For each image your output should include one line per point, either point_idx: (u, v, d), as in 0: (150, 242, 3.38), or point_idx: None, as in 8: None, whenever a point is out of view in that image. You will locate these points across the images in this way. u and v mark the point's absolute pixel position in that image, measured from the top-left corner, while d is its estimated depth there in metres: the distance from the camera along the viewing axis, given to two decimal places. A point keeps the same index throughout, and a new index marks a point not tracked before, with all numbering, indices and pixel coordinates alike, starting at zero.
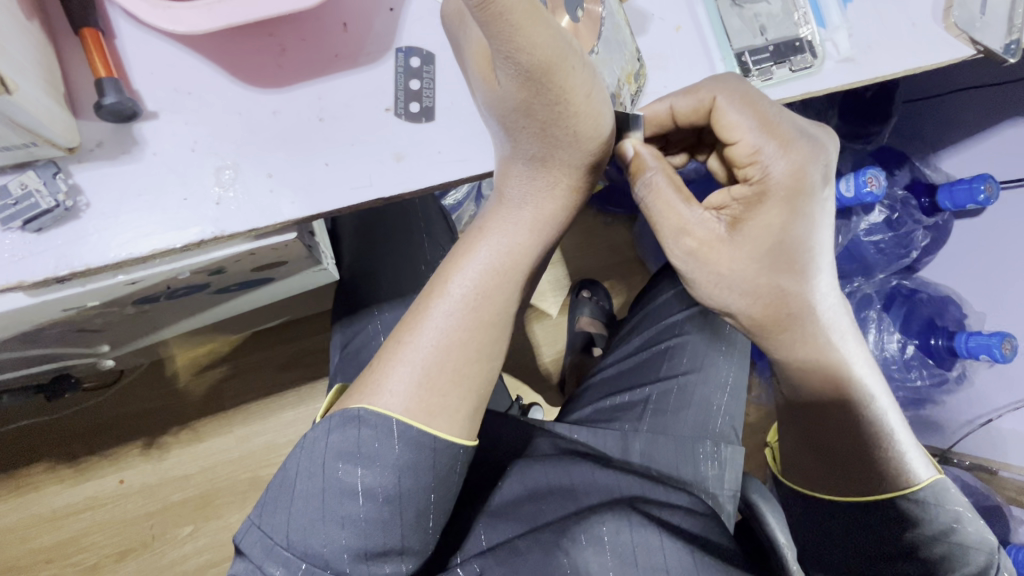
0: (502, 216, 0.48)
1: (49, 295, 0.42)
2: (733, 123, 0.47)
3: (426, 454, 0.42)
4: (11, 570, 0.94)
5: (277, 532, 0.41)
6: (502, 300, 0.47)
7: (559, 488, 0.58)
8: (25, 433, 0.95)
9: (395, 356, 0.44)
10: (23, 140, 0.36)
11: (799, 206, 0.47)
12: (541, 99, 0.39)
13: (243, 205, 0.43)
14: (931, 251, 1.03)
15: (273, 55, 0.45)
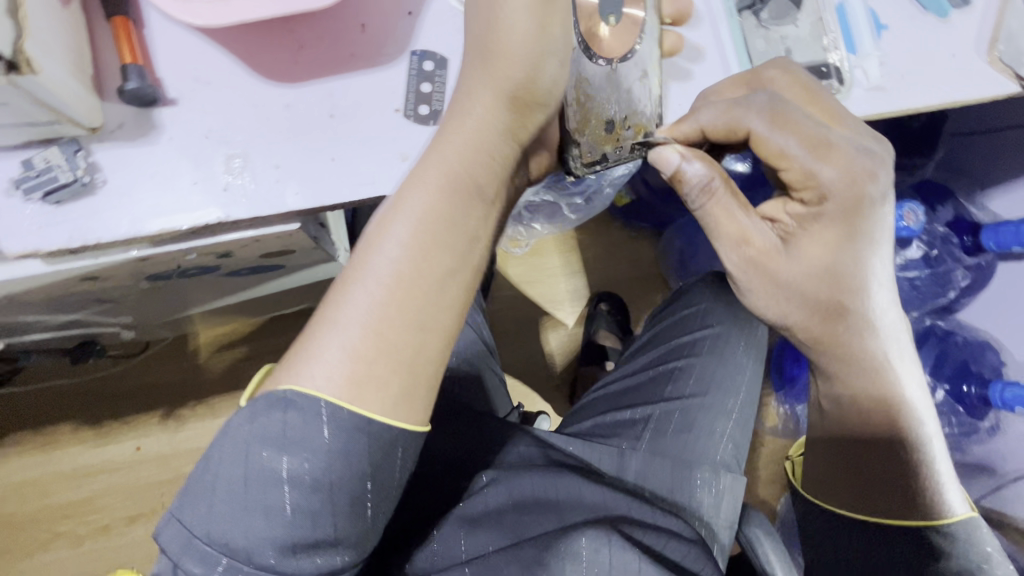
0: (431, 168, 0.44)
1: (64, 264, 0.44)
2: (771, 126, 0.50)
3: (360, 439, 0.38)
4: (29, 522, 0.99)
5: (195, 528, 0.37)
6: (441, 267, 0.41)
7: (543, 500, 0.58)
8: (55, 393, 1.00)
9: (327, 323, 0.40)
10: (47, 117, 0.38)
11: (851, 220, 0.51)
12: (491, 36, 0.45)
13: (250, 193, 0.45)
14: (971, 292, 0.98)
15: (291, 52, 0.46)
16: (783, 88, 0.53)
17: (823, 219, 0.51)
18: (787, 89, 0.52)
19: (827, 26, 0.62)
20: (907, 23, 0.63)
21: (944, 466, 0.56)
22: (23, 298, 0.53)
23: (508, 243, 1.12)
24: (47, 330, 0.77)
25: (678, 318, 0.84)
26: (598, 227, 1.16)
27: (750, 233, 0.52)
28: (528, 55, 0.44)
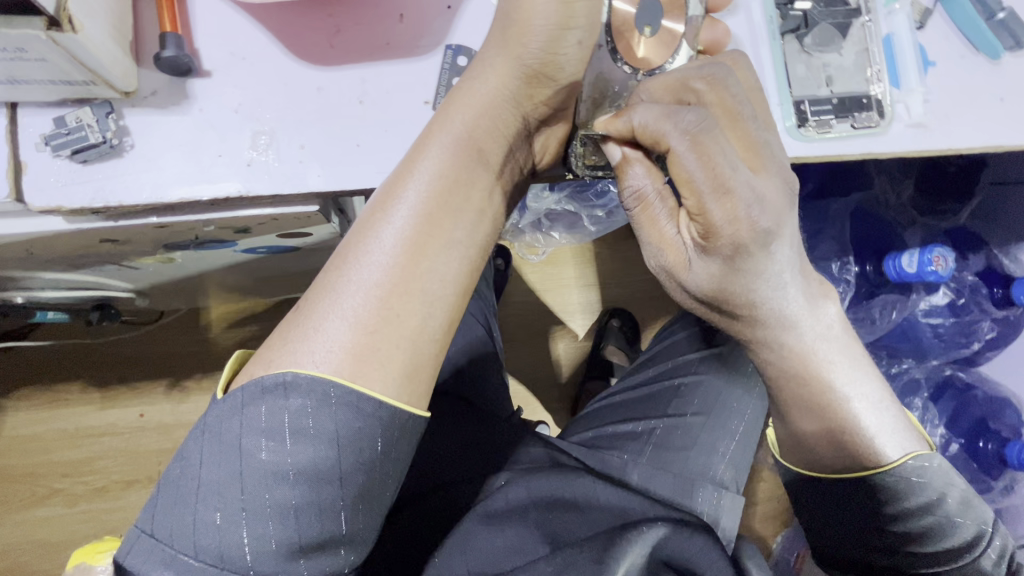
0: (438, 143, 0.44)
1: (82, 224, 0.45)
2: (690, 145, 0.41)
3: (370, 424, 0.37)
4: (29, 476, 1.00)
5: (178, 539, 0.35)
6: (448, 237, 0.42)
7: (563, 499, 0.57)
8: (68, 352, 1.02)
9: (330, 295, 0.39)
10: (83, 77, 0.39)
11: (759, 255, 0.44)
12: (514, 4, 0.44)
13: (273, 171, 0.45)
14: (996, 346, 0.99)
15: (328, 35, 0.46)
16: (719, 86, 0.43)
17: (755, 253, 0.45)
18: (723, 88, 0.43)
19: (871, 57, 0.60)
20: (955, 62, 0.62)
21: (881, 419, 0.50)
22: (43, 254, 0.54)
23: (525, 249, 1.12)
24: (66, 289, 0.78)
25: (675, 338, 0.84)
26: (617, 241, 1.15)
27: (678, 244, 0.47)
28: (548, 23, 0.44)
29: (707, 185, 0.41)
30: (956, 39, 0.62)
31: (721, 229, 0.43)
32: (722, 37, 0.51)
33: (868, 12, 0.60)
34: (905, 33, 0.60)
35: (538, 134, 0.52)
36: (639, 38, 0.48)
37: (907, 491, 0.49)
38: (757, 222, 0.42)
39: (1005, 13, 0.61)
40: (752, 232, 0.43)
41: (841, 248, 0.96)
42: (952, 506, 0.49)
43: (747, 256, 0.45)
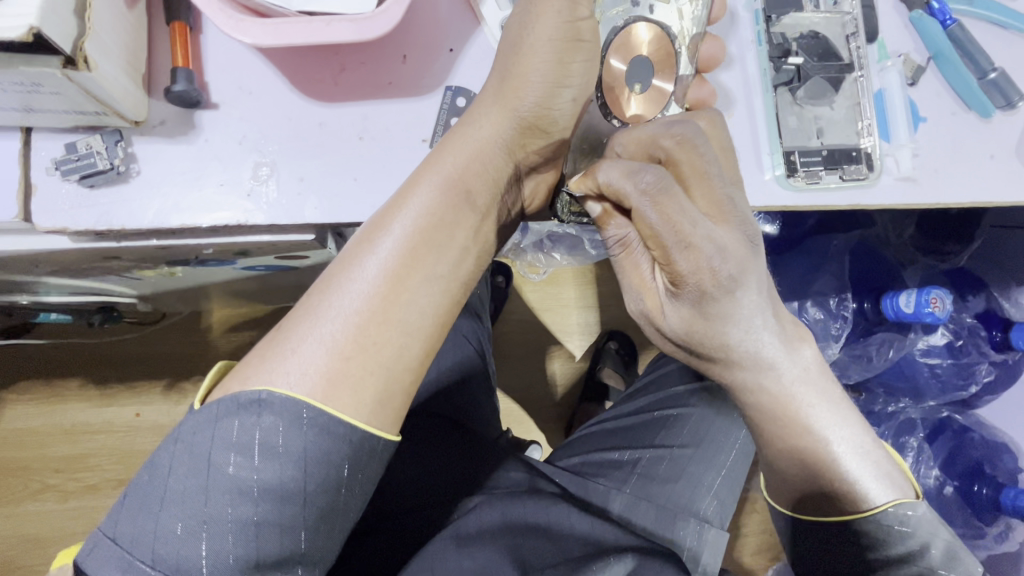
0: (428, 179, 0.44)
1: (89, 244, 0.46)
2: (649, 202, 0.41)
3: (342, 446, 0.37)
4: (21, 471, 1.01)
5: (138, 550, 0.34)
6: (430, 271, 0.42)
7: (534, 524, 0.58)
8: (67, 349, 1.03)
9: (309, 319, 0.39)
10: (94, 108, 0.40)
11: (730, 305, 0.45)
12: (516, 47, 0.45)
13: (273, 200, 0.46)
14: (992, 391, 1.00)
15: (332, 73, 0.48)
16: (687, 144, 0.43)
17: (721, 299, 0.44)
18: (691, 146, 0.43)
19: (863, 111, 0.62)
20: (947, 118, 0.63)
21: (861, 463, 0.50)
22: (49, 262, 0.55)
23: (525, 268, 1.12)
24: (70, 291, 0.80)
25: (664, 372, 0.84)
26: (616, 266, 1.16)
27: (653, 286, 0.49)
28: (545, 80, 0.44)
29: (668, 237, 0.42)
30: (948, 95, 0.64)
31: (688, 277, 0.43)
32: (709, 97, 0.52)
33: (862, 67, 0.61)
34: (896, 90, 0.62)
35: (527, 180, 0.52)
36: (627, 94, 0.50)
37: (892, 539, 0.49)
38: (719, 271, 0.42)
39: (996, 73, 0.63)
40: (715, 281, 0.43)
41: (840, 284, 0.97)
42: (935, 557, 0.49)
43: (715, 301, 0.44)
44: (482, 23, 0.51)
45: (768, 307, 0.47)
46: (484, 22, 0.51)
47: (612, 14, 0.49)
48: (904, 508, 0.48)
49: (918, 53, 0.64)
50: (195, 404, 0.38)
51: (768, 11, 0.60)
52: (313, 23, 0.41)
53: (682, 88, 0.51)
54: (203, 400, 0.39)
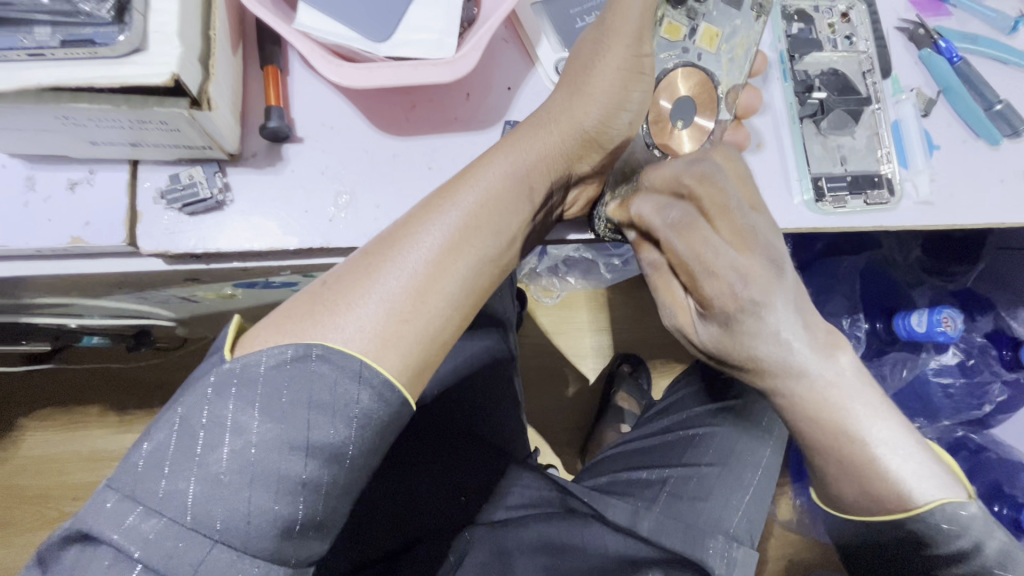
0: (488, 165, 0.46)
1: (180, 267, 0.50)
2: (675, 233, 0.47)
3: (382, 410, 0.38)
4: (41, 497, 1.02)
5: (172, 501, 0.34)
6: (476, 252, 0.44)
7: (568, 545, 0.66)
8: (89, 375, 1.06)
9: (366, 277, 0.41)
10: (204, 143, 0.45)
11: (770, 307, 0.47)
12: (581, 74, 0.49)
13: (351, 225, 0.50)
14: (1006, 410, 1.03)
15: (405, 110, 0.53)
16: (707, 180, 0.47)
17: (749, 318, 0.47)
18: (710, 181, 0.47)
19: (881, 140, 0.66)
20: (957, 146, 0.68)
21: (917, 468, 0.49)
22: (118, 288, 0.60)
23: (540, 291, 1.17)
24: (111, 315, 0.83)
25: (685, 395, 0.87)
26: (632, 289, 1.20)
27: (688, 306, 0.52)
28: (608, 102, 0.48)
29: (693, 264, 0.46)
30: (957, 126, 0.69)
31: (713, 302, 0.47)
32: (744, 139, 0.57)
33: (879, 100, 0.66)
34: (912, 120, 0.67)
35: (574, 188, 0.55)
36: (671, 129, 0.54)
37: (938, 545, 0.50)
38: (742, 296, 0.45)
39: (1001, 105, 0.68)
40: (739, 304, 0.46)
41: (852, 304, 1.02)
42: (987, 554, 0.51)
43: (744, 321, 0.47)
44: (537, 64, 0.56)
45: (800, 316, 0.48)
46: (538, 63, 0.56)
47: (664, 57, 0.53)
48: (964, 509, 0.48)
49: (928, 87, 0.70)
50: (227, 354, 0.38)
51: (791, 51, 0.65)
52: (402, 67, 0.46)
53: (720, 129, 0.55)
54: (233, 351, 0.39)
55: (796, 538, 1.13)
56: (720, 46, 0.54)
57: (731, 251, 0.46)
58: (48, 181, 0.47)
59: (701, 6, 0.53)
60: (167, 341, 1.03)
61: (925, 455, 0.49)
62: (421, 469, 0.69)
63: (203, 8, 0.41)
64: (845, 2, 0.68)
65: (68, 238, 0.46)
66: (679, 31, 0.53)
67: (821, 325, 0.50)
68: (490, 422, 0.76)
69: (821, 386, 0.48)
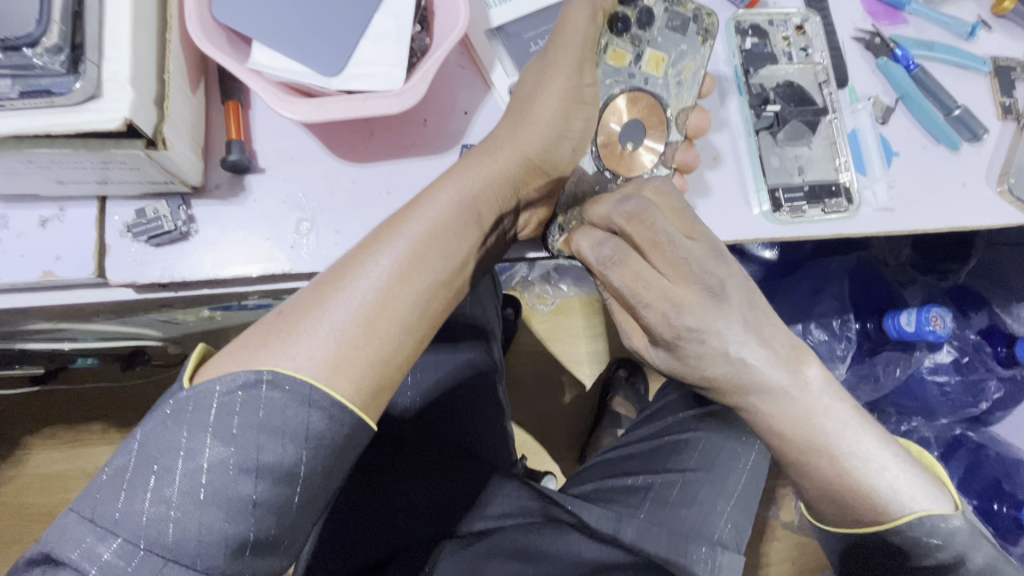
0: (436, 194, 0.47)
1: (151, 295, 0.52)
2: (611, 268, 0.48)
3: (335, 430, 0.40)
4: (45, 515, 1.05)
5: (126, 523, 0.36)
6: (425, 279, 0.45)
7: (543, 552, 0.65)
8: (89, 394, 1.08)
9: (315, 307, 0.42)
10: (165, 178, 0.47)
11: (723, 321, 0.48)
12: (527, 99, 0.50)
13: (313, 251, 0.52)
14: (1004, 406, 1.03)
15: (363, 137, 0.55)
16: (637, 218, 0.47)
17: (691, 343, 0.48)
18: (639, 218, 0.47)
19: (839, 149, 0.67)
20: (917, 152, 0.69)
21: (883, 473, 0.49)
22: (102, 313, 0.62)
23: (535, 298, 1.19)
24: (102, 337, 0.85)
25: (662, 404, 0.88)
26: None
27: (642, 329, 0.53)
28: (552, 129, 0.50)
29: (629, 298, 0.48)
30: (918, 132, 0.70)
31: (654, 330, 0.48)
32: (694, 160, 0.56)
33: (835, 110, 0.68)
34: (868, 129, 0.68)
35: (524, 210, 0.55)
36: (621, 151, 0.56)
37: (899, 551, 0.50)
38: (677, 326, 0.47)
39: (960, 110, 0.70)
40: (677, 334, 0.48)
41: (842, 305, 1.02)
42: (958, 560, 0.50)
43: (687, 346, 0.48)
44: (492, 88, 0.58)
45: (753, 325, 0.49)
46: (493, 88, 0.58)
47: (610, 83, 0.56)
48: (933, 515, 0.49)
49: (886, 96, 0.70)
50: (185, 383, 0.39)
51: (746, 65, 0.67)
52: (351, 101, 0.48)
53: (670, 151, 0.56)
54: (192, 378, 0.40)
55: (793, 541, 1.13)
56: (666, 70, 0.57)
57: (666, 282, 0.47)
58: (22, 219, 0.49)
59: (646, 34, 0.56)
60: (163, 359, 1.05)
61: (886, 462, 0.50)
62: (400, 482, 0.71)
63: (158, 53, 0.43)
64: (799, 15, 0.68)
65: (38, 272, 0.49)
66: (624, 58, 0.56)
67: (781, 337, 0.50)
68: (471, 434, 0.77)
69: (776, 393, 0.49)
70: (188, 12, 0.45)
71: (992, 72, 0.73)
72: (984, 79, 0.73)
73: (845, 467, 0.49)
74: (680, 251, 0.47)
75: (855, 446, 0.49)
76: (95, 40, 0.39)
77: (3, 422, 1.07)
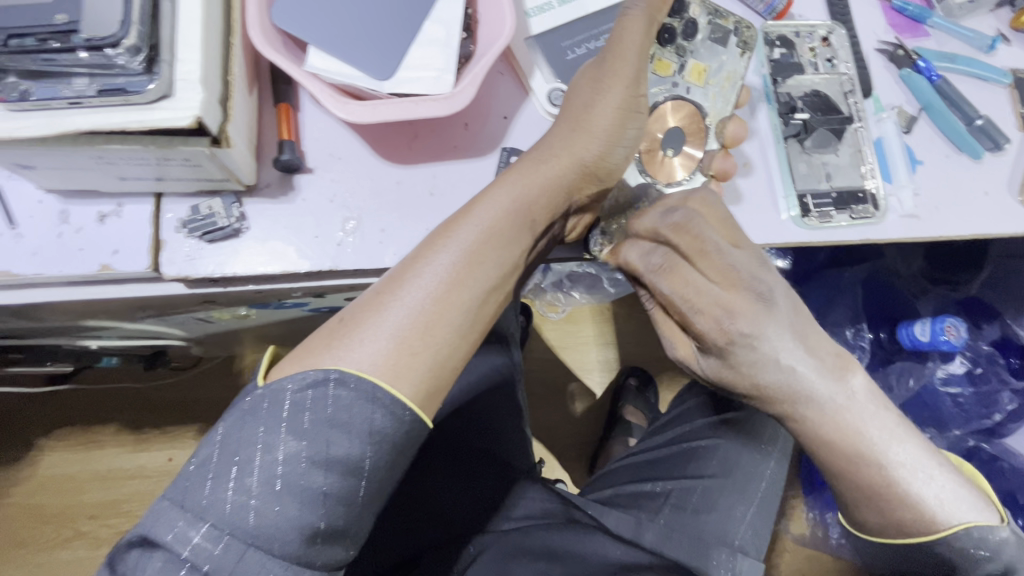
0: (489, 201, 0.49)
1: (199, 290, 0.54)
2: (659, 275, 0.52)
3: (395, 426, 0.42)
4: (59, 516, 1.05)
5: (213, 509, 0.39)
6: (479, 285, 0.47)
7: (570, 552, 0.66)
8: (105, 395, 1.09)
9: (376, 309, 0.44)
10: (222, 176, 0.48)
11: (760, 325, 0.49)
12: (579, 110, 0.52)
13: (358, 249, 0.54)
14: (1017, 419, 1.02)
15: (407, 140, 0.57)
16: (683, 228, 0.50)
17: (742, 349, 0.50)
18: (686, 229, 0.50)
19: (865, 157, 0.69)
20: (941, 161, 0.70)
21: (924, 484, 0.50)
22: (140, 311, 0.63)
23: (546, 306, 1.19)
24: (126, 337, 0.87)
25: (685, 408, 0.87)
26: (634, 303, 1.22)
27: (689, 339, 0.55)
28: (605, 137, 0.52)
29: (680, 303, 0.50)
30: (941, 142, 0.71)
31: (706, 335, 0.50)
32: (732, 167, 0.57)
33: (861, 119, 0.69)
34: (894, 137, 0.70)
35: (573, 216, 0.57)
36: (661, 156, 0.58)
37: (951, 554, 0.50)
38: (730, 330, 0.49)
39: (982, 120, 0.71)
40: (728, 339, 0.49)
41: (855, 314, 1.04)
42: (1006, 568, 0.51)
43: (738, 352, 0.50)
44: (531, 94, 0.60)
45: (791, 325, 0.50)
46: (532, 92, 0.60)
47: (655, 91, 0.58)
48: (977, 527, 0.49)
49: (909, 105, 0.72)
50: (260, 381, 0.43)
51: (774, 75, 0.69)
52: (403, 103, 0.49)
53: (708, 158, 0.58)
54: (266, 377, 0.43)
55: (807, 554, 1.13)
56: (707, 80, 0.59)
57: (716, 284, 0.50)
58: (80, 214, 0.51)
59: (689, 44, 0.59)
60: (181, 361, 1.06)
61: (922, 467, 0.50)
62: (431, 483, 0.72)
63: (223, 55, 0.45)
64: (825, 27, 0.70)
65: (97, 265, 0.50)
66: (669, 68, 0.59)
67: (819, 338, 0.52)
68: (499, 438, 0.77)
69: (816, 399, 0.50)
70: (249, 18, 0.48)
71: (1012, 84, 0.74)
72: (1004, 91, 0.74)
73: (884, 474, 0.50)
74: (729, 258, 0.49)
75: (895, 453, 0.50)
76: (169, 42, 0.41)
77: (21, 421, 1.08)
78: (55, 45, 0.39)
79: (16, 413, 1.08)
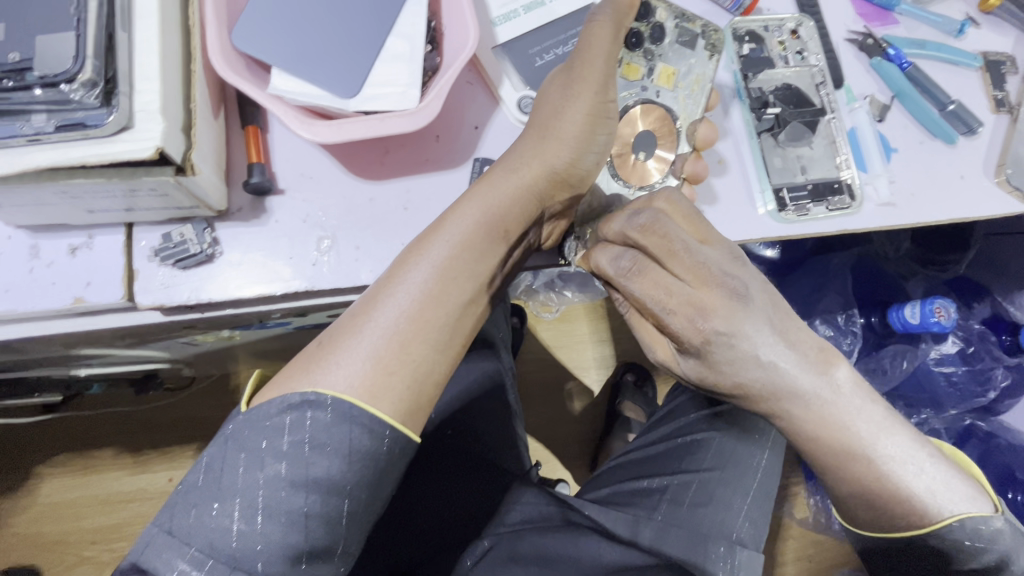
0: (460, 215, 0.49)
1: (178, 316, 0.53)
2: (630, 278, 0.51)
3: (377, 443, 0.42)
4: (59, 543, 1.05)
5: (199, 534, 0.39)
6: (455, 300, 0.47)
7: (563, 555, 0.67)
8: (99, 421, 1.09)
9: (353, 329, 0.44)
10: (190, 203, 0.48)
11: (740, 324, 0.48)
12: (548, 120, 0.52)
13: (334, 268, 0.54)
14: (1012, 395, 1.04)
15: (378, 155, 0.56)
16: (651, 230, 0.51)
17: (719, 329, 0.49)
18: (653, 232, 0.50)
19: (839, 148, 0.69)
20: (916, 147, 0.70)
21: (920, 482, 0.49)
22: (124, 338, 0.63)
23: (538, 307, 1.18)
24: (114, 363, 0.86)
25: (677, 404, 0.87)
26: None
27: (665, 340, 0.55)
28: (575, 144, 0.51)
29: (652, 306, 0.50)
30: (915, 128, 0.71)
31: (681, 336, 0.50)
32: (703, 170, 0.59)
33: (832, 110, 0.69)
34: (866, 126, 0.70)
35: (548, 222, 0.57)
36: (633, 160, 0.59)
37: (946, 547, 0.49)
38: (704, 330, 0.48)
39: (955, 105, 0.71)
40: (705, 339, 0.49)
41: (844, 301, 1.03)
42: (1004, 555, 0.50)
43: (716, 351, 0.49)
44: (501, 102, 0.60)
45: (773, 324, 0.49)
46: (502, 102, 0.59)
47: (624, 95, 0.58)
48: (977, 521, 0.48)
49: (882, 93, 0.72)
50: (242, 406, 0.42)
51: (745, 70, 0.69)
52: (370, 121, 0.49)
53: (679, 161, 0.59)
54: (249, 403, 0.43)
55: (812, 539, 1.13)
56: (676, 83, 0.59)
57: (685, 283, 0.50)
58: (52, 248, 0.51)
59: (657, 48, 0.59)
60: (175, 381, 1.06)
61: (919, 458, 0.49)
62: (429, 491, 0.73)
63: (183, 83, 0.45)
64: (793, 20, 0.70)
65: (70, 299, 0.50)
66: (637, 72, 0.58)
67: (804, 333, 0.51)
68: (492, 444, 0.77)
69: (806, 398, 0.49)
70: (209, 43, 0.47)
71: (983, 67, 0.75)
72: (975, 74, 0.75)
73: (874, 471, 0.49)
74: (699, 260, 0.49)
75: (887, 448, 0.49)
76: (125, 73, 0.41)
77: (15, 451, 1.07)
78: (11, 84, 0.39)
79: (11, 444, 1.07)
